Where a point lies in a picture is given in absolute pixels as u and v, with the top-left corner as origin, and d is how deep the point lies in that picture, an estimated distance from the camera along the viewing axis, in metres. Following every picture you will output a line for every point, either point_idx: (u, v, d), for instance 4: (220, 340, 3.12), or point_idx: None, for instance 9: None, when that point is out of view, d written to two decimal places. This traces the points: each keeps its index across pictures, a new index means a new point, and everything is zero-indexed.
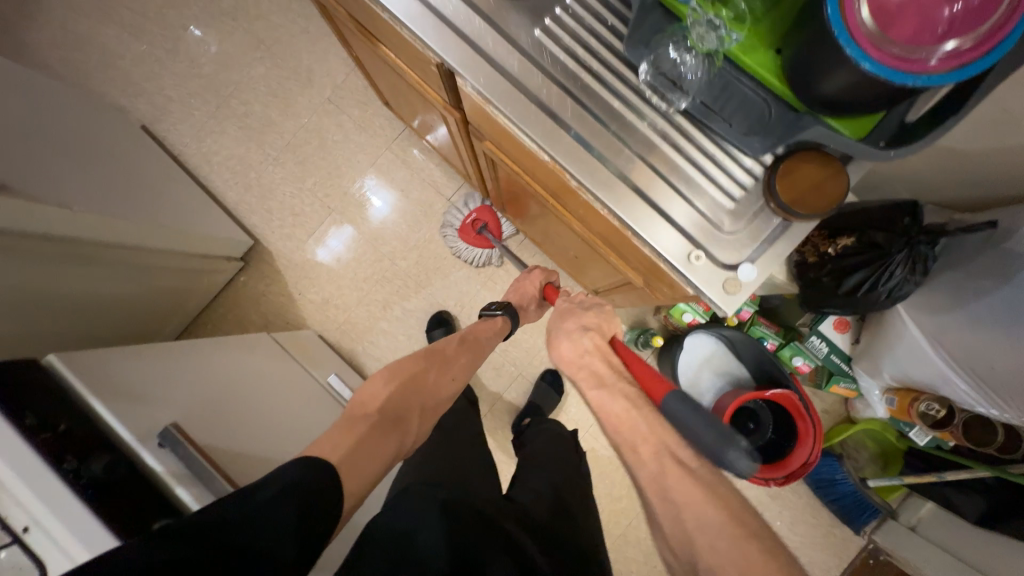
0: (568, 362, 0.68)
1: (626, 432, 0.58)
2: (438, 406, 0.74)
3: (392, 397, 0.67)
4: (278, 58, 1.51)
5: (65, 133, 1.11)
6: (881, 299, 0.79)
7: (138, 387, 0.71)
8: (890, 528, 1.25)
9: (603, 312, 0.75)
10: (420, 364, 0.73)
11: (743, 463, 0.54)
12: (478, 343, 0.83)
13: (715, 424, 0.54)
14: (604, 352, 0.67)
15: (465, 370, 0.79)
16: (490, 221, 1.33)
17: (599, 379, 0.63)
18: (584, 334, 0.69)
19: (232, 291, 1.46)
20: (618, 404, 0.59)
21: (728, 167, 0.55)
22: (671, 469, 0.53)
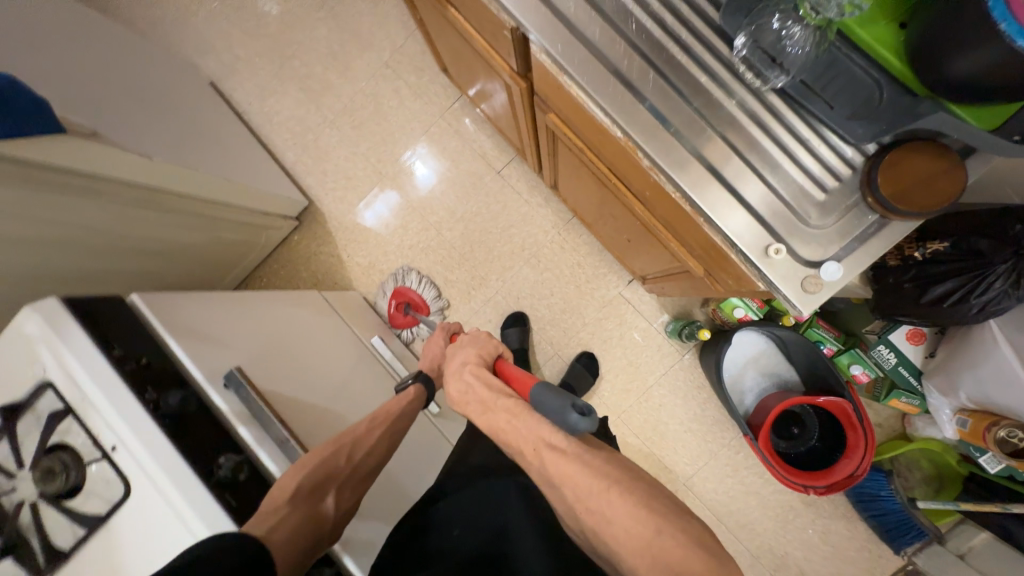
0: (455, 400, 0.56)
1: (513, 440, 0.50)
2: (358, 485, 0.68)
3: (303, 486, 0.61)
4: (341, 19, 1.51)
5: (145, 86, 1.17)
6: (971, 313, 0.72)
7: (209, 332, 0.76)
8: (936, 552, 1.19)
9: (479, 341, 0.63)
10: (332, 446, 0.65)
11: (578, 419, 0.46)
12: (393, 417, 0.74)
13: (551, 387, 0.49)
14: (486, 377, 0.55)
15: (382, 445, 0.71)
16: (413, 300, 1.42)
17: (484, 405, 0.53)
18: (463, 371, 0.56)
19: (286, 249, 1.53)
20: (500, 421, 0.51)
21: (822, 155, 0.50)
22: (550, 458, 0.47)
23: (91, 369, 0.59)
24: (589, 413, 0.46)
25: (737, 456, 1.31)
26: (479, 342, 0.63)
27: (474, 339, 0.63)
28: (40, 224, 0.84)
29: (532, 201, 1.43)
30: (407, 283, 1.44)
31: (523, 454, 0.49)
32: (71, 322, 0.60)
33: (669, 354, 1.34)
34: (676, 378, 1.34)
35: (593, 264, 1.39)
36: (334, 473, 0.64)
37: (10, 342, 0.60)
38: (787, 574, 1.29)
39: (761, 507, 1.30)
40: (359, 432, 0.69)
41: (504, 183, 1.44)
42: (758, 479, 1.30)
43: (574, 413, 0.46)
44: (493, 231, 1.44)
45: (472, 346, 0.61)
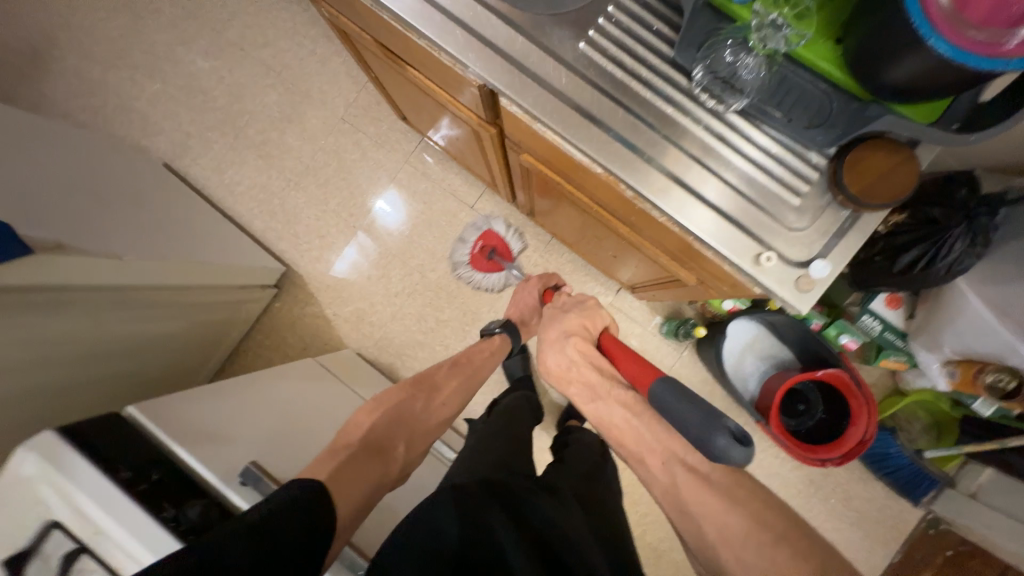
0: (559, 375, 0.75)
1: (629, 442, 0.66)
2: (424, 431, 0.81)
3: (377, 424, 0.75)
4: (290, 83, 1.51)
5: (99, 182, 1.13)
6: (941, 275, 0.76)
7: (213, 429, 0.73)
8: (951, 497, 1.24)
9: (586, 312, 0.82)
10: (404, 394, 0.82)
11: (734, 447, 0.50)
12: (460, 371, 0.92)
13: (704, 408, 0.54)
14: (591, 357, 0.73)
15: (448, 396, 0.87)
16: (498, 245, 1.39)
17: (592, 393, 0.71)
18: (568, 344, 0.75)
19: (269, 318, 1.48)
20: (616, 414, 0.68)
21: (789, 163, 0.54)
22: (683, 475, 0.62)
23: (100, 499, 0.56)
24: (745, 442, 0.51)
25: (752, 441, 1.35)
26: (585, 312, 0.81)
27: (583, 306, 0.83)
28: (6, 349, 0.79)
29: (510, 230, 1.45)
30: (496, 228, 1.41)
31: (643, 458, 0.65)
32: (69, 452, 0.56)
33: (669, 355, 1.38)
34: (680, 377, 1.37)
35: (581, 279, 1.41)
36: (405, 414, 0.79)
37: (5, 487, 0.56)
38: None
39: (784, 487, 1.33)
40: (432, 380, 0.87)
41: (480, 216, 1.46)
42: (776, 460, 1.34)
43: (732, 441, 0.51)
44: None
45: (577, 310, 0.81)
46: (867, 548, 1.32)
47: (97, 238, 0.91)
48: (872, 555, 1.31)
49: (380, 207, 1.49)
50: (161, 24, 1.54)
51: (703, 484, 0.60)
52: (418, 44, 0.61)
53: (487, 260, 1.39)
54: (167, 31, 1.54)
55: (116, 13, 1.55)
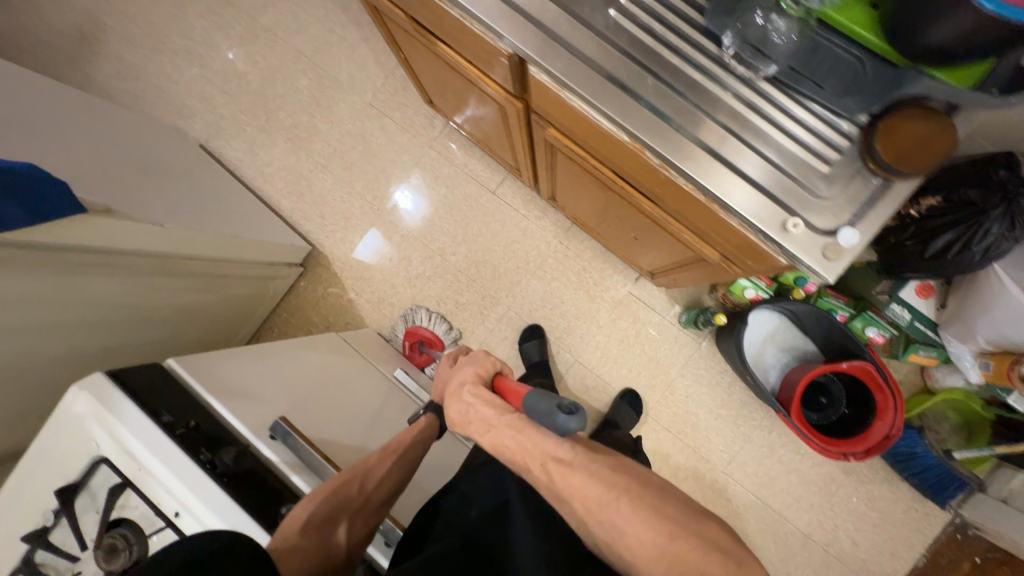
0: (456, 420, 0.63)
1: (519, 457, 0.56)
2: (367, 519, 0.65)
3: (311, 525, 0.58)
4: (321, 69, 1.56)
5: (141, 157, 1.19)
6: (976, 259, 0.75)
7: (243, 387, 0.76)
8: (980, 501, 1.21)
9: (478, 360, 0.70)
10: (341, 477, 0.64)
11: (567, 419, 0.53)
12: (406, 444, 0.74)
13: (542, 394, 0.56)
14: (485, 395, 0.62)
15: (393, 475, 0.70)
16: (427, 337, 1.43)
17: (486, 424, 0.59)
18: (463, 391, 0.64)
19: (294, 296, 1.53)
20: (505, 436, 0.56)
21: (819, 130, 0.53)
22: (556, 471, 0.53)
23: (143, 439, 0.59)
24: (576, 411, 0.54)
25: (770, 435, 1.32)
26: (475, 361, 0.70)
27: (474, 358, 0.70)
28: (57, 306, 0.85)
29: (529, 216, 1.46)
30: (419, 320, 1.44)
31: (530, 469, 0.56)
32: (117, 393, 0.60)
33: (687, 344, 1.37)
34: (698, 367, 1.36)
35: (599, 267, 1.42)
36: (343, 506, 0.62)
37: (60, 426, 0.60)
38: (841, 547, 1.28)
39: (802, 484, 1.31)
40: (372, 460, 0.69)
41: (500, 201, 1.48)
42: (794, 456, 1.31)
43: (561, 413, 0.54)
44: (496, 248, 1.47)
45: (471, 364, 0.69)
46: (890, 550, 1.27)
47: (139, 206, 0.97)
48: (894, 559, 1.27)
49: (397, 195, 1.52)
50: (202, 11, 1.61)
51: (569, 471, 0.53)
52: (451, 13, 0.63)
53: (420, 355, 1.45)
54: (207, 17, 1.61)
55: (160, 1, 1.62)
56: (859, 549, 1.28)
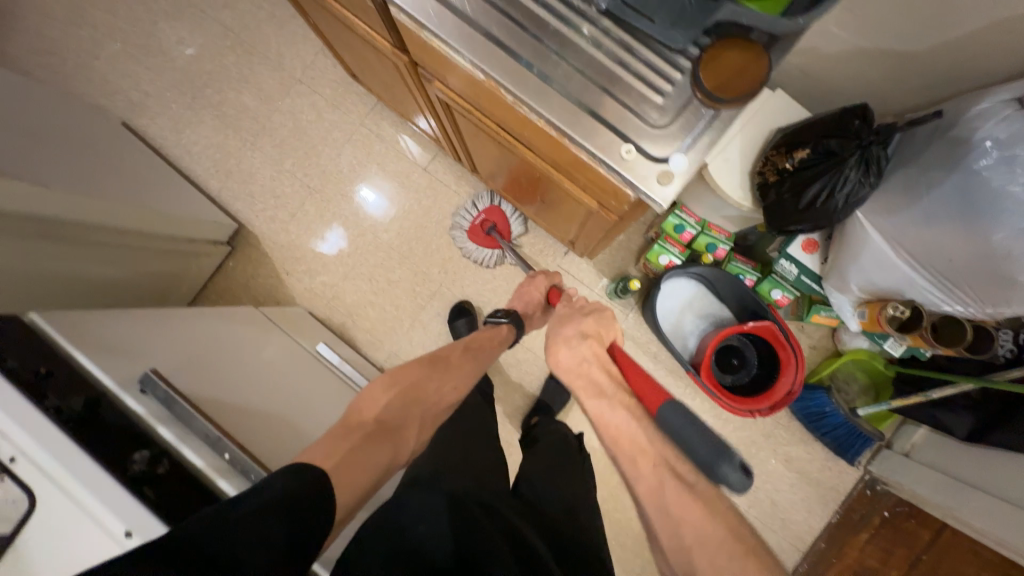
0: (565, 367, 0.70)
1: (624, 448, 0.57)
2: (438, 412, 0.76)
3: (390, 405, 0.69)
4: (248, 45, 1.53)
5: (47, 124, 1.15)
6: (839, 208, 0.79)
7: (117, 343, 0.74)
8: (885, 456, 1.29)
9: (600, 317, 0.78)
10: (420, 372, 0.76)
11: (732, 473, 0.53)
12: (484, 353, 0.87)
13: (706, 435, 0.55)
14: (603, 359, 0.69)
15: (461, 378, 0.80)
16: (500, 224, 1.39)
17: (597, 390, 0.64)
18: (584, 344, 0.71)
19: (222, 276, 1.49)
20: (616, 415, 0.60)
21: (654, 62, 0.56)
22: (670, 483, 0.54)
23: None
24: (745, 469, 0.53)
25: (694, 402, 1.36)
26: (601, 317, 0.78)
27: (602, 317, 0.78)
28: None
29: (461, 191, 1.47)
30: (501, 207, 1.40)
31: (635, 464, 0.56)
32: None
33: (615, 316, 1.39)
34: (626, 338, 1.39)
35: (530, 241, 1.43)
36: (417, 398, 0.73)
37: None
38: (762, 507, 1.33)
39: (725, 448, 1.35)
40: (449, 359, 0.81)
41: (432, 178, 1.48)
42: (717, 422, 1.35)
43: (733, 471, 0.53)
44: (428, 225, 1.47)
45: (594, 317, 0.78)
46: (807, 508, 1.32)
47: (28, 169, 0.94)
48: (812, 518, 1.32)
49: (366, 194, 1.50)
50: None
51: (687, 493, 0.53)
52: None
53: (486, 235, 1.38)
54: None
55: None
56: (779, 509, 1.32)
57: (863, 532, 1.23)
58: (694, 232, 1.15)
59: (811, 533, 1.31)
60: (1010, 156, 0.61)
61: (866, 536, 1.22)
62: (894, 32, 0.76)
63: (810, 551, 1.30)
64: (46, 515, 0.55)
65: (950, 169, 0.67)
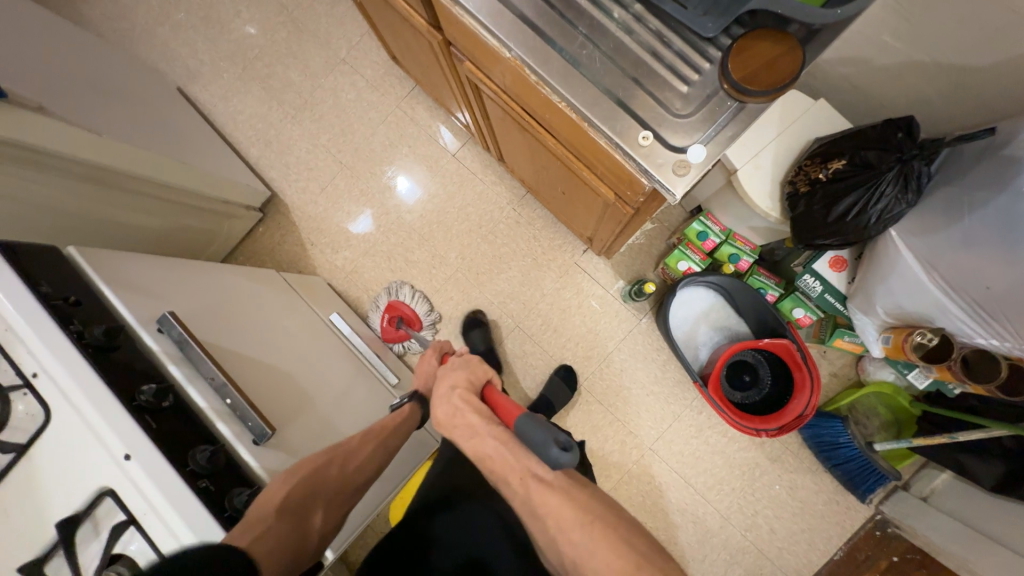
0: (442, 420, 0.66)
1: (499, 469, 0.60)
2: (343, 500, 0.71)
3: (293, 492, 0.64)
4: (299, 23, 1.59)
5: (110, 79, 1.23)
6: (871, 224, 0.76)
7: (144, 286, 0.79)
8: (901, 497, 1.22)
9: (470, 363, 0.71)
10: (321, 456, 0.70)
11: (560, 454, 0.54)
12: (388, 431, 0.80)
13: (538, 423, 0.57)
14: (472, 403, 0.64)
15: (370, 462, 0.75)
16: (405, 314, 1.39)
17: (471, 431, 0.62)
18: (452, 394, 0.66)
19: (251, 241, 1.55)
20: (489, 446, 0.60)
21: (681, 50, 0.55)
22: (536, 487, 0.57)
23: (14, 302, 0.62)
24: (571, 448, 0.55)
25: (700, 417, 1.32)
26: (468, 365, 0.71)
27: (465, 362, 0.71)
28: None
29: (486, 180, 1.48)
30: (400, 297, 1.42)
31: (509, 481, 0.60)
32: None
33: (627, 320, 1.37)
34: (636, 343, 1.36)
35: (549, 236, 1.43)
36: (320, 485, 0.67)
37: None
38: (758, 533, 1.28)
39: (727, 467, 1.30)
40: (350, 444, 0.74)
41: (460, 165, 1.50)
42: (722, 439, 1.31)
43: (558, 449, 0.55)
44: (451, 210, 1.49)
45: (462, 367, 0.70)
46: (807, 541, 1.26)
47: (87, 117, 1.01)
48: (813, 552, 1.26)
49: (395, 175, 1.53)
50: None
51: (548, 489, 0.57)
52: None
53: (395, 330, 1.38)
54: None
55: None
56: (776, 537, 1.27)
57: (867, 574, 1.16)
58: (718, 240, 1.13)
59: (809, 567, 1.26)
60: None
61: None
62: (951, 45, 0.72)
63: None
64: (58, 431, 0.60)
65: (997, 188, 0.63)
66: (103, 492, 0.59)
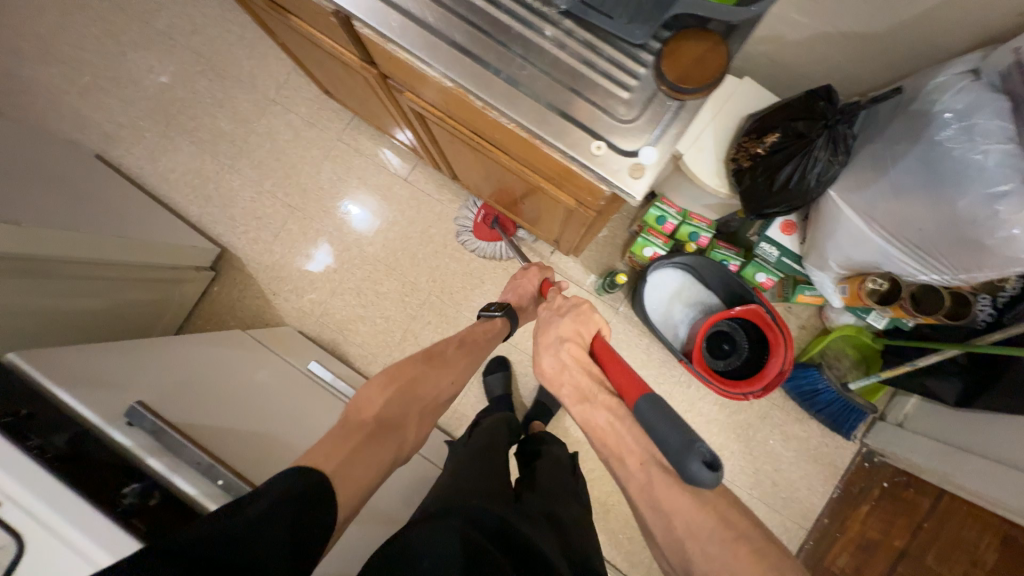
0: (548, 374, 0.70)
1: (615, 446, 0.61)
2: (431, 412, 0.73)
3: (387, 406, 0.66)
4: (219, 69, 1.53)
5: (19, 159, 1.13)
6: (813, 186, 0.81)
7: (103, 379, 0.73)
8: (880, 428, 1.31)
9: (580, 313, 0.74)
10: (417, 370, 0.73)
11: (704, 470, 0.48)
12: (477, 346, 0.84)
13: (679, 428, 0.52)
14: (584, 362, 0.68)
15: (460, 373, 0.78)
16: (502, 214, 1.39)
17: (581, 395, 0.66)
18: (563, 347, 0.70)
19: (208, 301, 1.47)
20: (602, 418, 0.63)
21: (616, 59, 0.57)
22: (657, 475, 0.57)
23: None
24: (716, 465, 0.49)
25: (690, 391, 1.37)
26: (579, 316, 0.73)
27: (580, 312, 0.74)
28: None
29: (444, 199, 1.47)
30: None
31: (624, 462, 0.60)
32: None
33: (605, 311, 1.40)
34: (618, 332, 1.39)
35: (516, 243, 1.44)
36: (413, 397, 0.70)
37: None
38: (763, 489, 1.34)
39: (724, 433, 1.36)
40: (444, 355, 0.78)
41: (414, 188, 1.48)
42: (714, 408, 1.36)
43: (703, 466, 0.49)
44: (414, 234, 1.47)
45: (574, 317, 0.73)
46: (807, 485, 1.34)
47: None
48: (814, 495, 1.33)
49: (349, 207, 1.49)
50: (88, 18, 1.55)
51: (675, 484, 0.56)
52: None
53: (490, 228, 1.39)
54: (94, 24, 1.55)
55: (41, 9, 1.55)
56: (779, 488, 1.34)
57: (863, 504, 1.27)
58: (676, 222, 1.17)
59: (813, 510, 1.33)
60: (968, 126, 0.64)
61: (867, 509, 1.25)
62: (851, 16, 0.78)
63: (813, 528, 1.32)
64: (38, 557, 0.54)
65: (913, 141, 0.69)
66: None
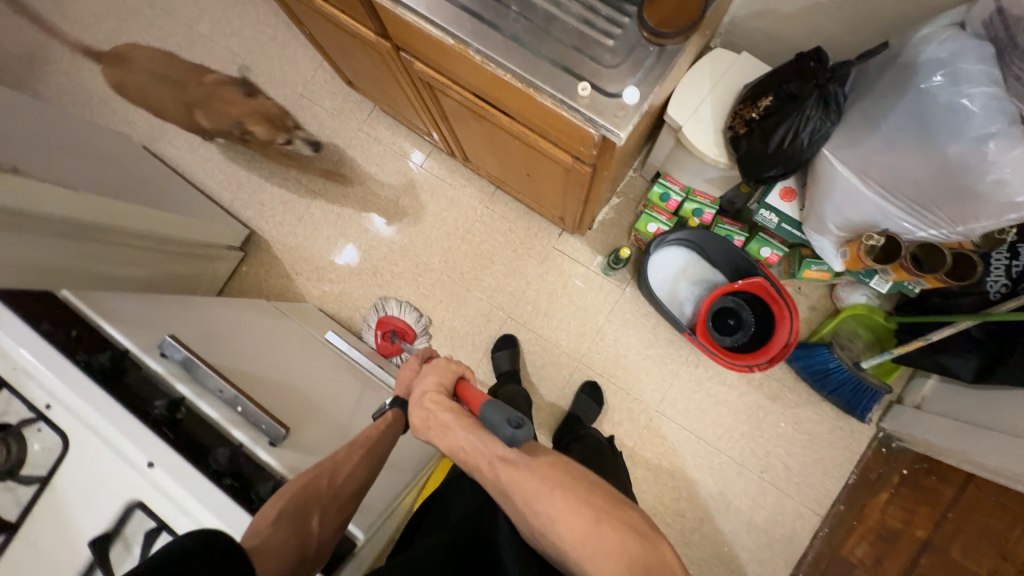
0: (418, 427, 0.69)
1: (471, 456, 0.63)
2: (342, 509, 0.65)
3: (285, 512, 0.59)
4: (254, 68, 1.66)
5: (82, 143, 1.26)
6: (805, 146, 0.82)
7: (143, 319, 0.81)
8: (898, 411, 1.27)
9: (439, 367, 0.74)
10: (314, 469, 0.65)
11: (515, 431, 0.60)
12: (373, 440, 0.71)
13: (497, 404, 0.62)
14: (444, 402, 0.67)
15: (364, 470, 0.69)
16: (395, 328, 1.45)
17: (445, 427, 0.65)
18: (423, 400, 0.69)
19: (236, 281, 1.57)
20: (460, 437, 0.64)
21: (603, 13, 0.63)
22: (502, 469, 0.60)
23: (17, 341, 0.63)
24: (524, 424, 0.60)
25: (698, 371, 1.37)
26: (436, 369, 0.74)
27: (436, 366, 0.74)
28: None
29: (456, 184, 1.54)
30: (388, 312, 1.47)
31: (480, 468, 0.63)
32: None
33: (612, 292, 1.42)
34: (624, 313, 1.41)
35: (524, 225, 1.49)
36: (314, 497, 0.62)
37: None
38: (774, 473, 1.31)
39: (733, 415, 1.34)
40: (337, 456, 0.67)
41: (428, 174, 1.56)
42: (722, 389, 1.36)
43: (510, 427, 0.60)
44: (427, 218, 1.54)
45: (431, 374, 0.73)
46: (821, 471, 1.31)
47: (63, 177, 1.03)
48: (828, 481, 1.30)
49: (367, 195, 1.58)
50: (142, 24, 1.72)
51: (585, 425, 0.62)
52: None
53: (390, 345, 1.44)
54: (147, 30, 1.71)
55: (102, 18, 1.73)
56: (792, 473, 1.31)
57: (884, 491, 1.23)
58: (680, 199, 1.19)
59: (829, 496, 1.30)
60: (953, 72, 0.67)
61: (886, 496, 1.21)
62: None
63: (829, 515, 1.28)
64: (79, 456, 0.62)
65: (899, 93, 0.72)
66: (132, 507, 0.60)
